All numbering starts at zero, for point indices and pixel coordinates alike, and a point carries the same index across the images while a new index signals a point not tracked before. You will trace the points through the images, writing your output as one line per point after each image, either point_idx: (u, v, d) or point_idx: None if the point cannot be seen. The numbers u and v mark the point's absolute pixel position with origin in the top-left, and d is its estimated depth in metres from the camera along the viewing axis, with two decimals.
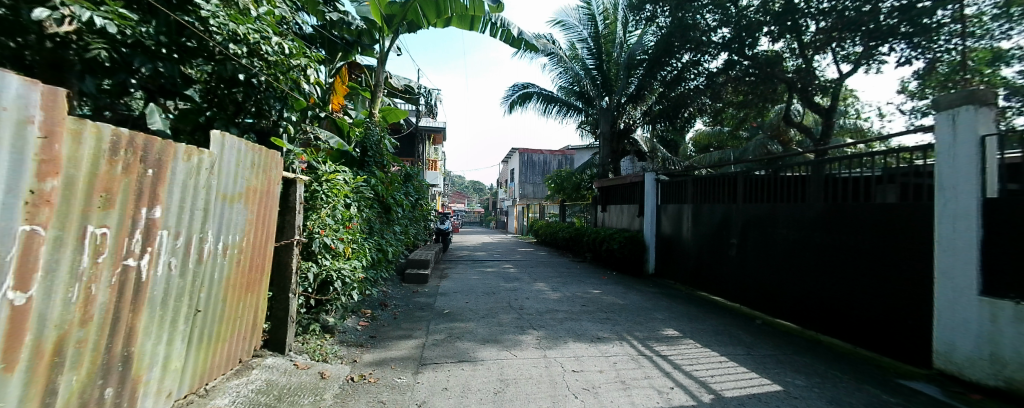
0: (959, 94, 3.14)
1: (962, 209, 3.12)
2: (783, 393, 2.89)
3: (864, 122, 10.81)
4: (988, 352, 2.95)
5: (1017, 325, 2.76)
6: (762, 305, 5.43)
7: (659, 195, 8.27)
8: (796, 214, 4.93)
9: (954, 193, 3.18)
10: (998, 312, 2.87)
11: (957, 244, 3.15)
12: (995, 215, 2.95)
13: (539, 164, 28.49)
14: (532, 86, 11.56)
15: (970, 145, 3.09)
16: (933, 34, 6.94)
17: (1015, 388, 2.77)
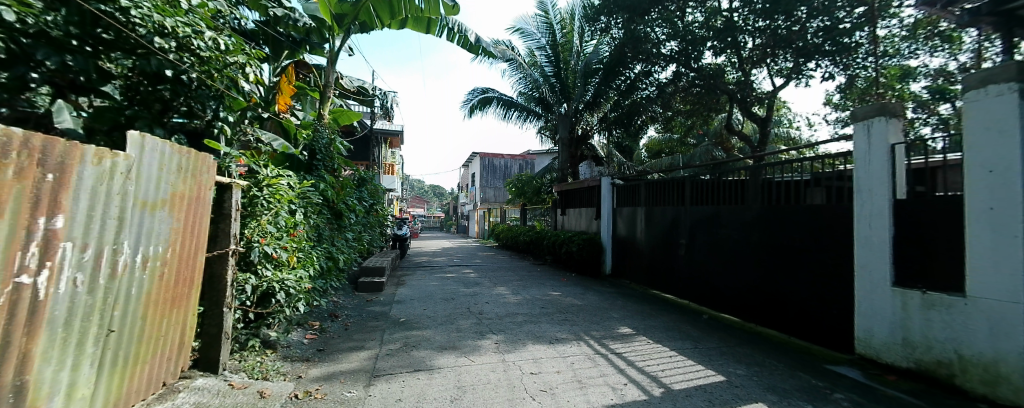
0: (874, 106, 3.58)
1: (877, 209, 3.52)
2: (727, 383, 3.08)
3: (795, 131, 11.92)
4: (900, 337, 3.33)
5: (924, 312, 3.14)
6: (708, 301, 5.78)
7: (614, 199, 8.59)
8: (737, 215, 5.31)
9: (870, 196, 3.58)
10: (909, 301, 3.25)
11: (874, 242, 3.54)
12: (904, 214, 3.38)
13: (500, 169, 28.56)
14: (491, 91, 11.64)
15: (882, 153, 3.49)
16: (853, 52, 7.77)
17: (923, 368, 3.15)
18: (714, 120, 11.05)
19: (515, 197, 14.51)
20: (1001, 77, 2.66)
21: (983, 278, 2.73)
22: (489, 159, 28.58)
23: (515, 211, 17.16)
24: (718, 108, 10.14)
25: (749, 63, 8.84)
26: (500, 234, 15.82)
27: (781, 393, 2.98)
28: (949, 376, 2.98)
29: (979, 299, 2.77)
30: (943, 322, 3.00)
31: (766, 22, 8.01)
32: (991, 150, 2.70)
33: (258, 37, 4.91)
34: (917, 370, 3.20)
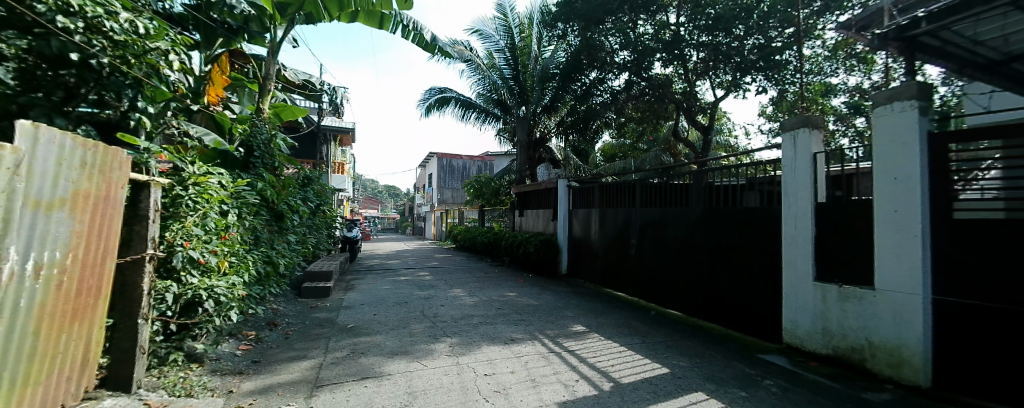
0: (799, 119, 3.96)
1: (801, 212, 3.91)
2: (671, 375, 3.27)
3: (733, 139, 12.95)
4: (820, 326, 3.72)
5: (840, 304, 3.54)
6: (656, 298, 6.11)
7: (570, 201, 8.81)
8: (682, 217, 5.66)
9: (796, 199, 3.97)
10: (827, 294, 3.64)
11: (798, 241, 3.93)
12: (826, 217, 3.78)
13: (459, 169, 28.25)
14: (449, 91, 11.53)
15: (806, 160, 3.88)
16: (783, 68, 8.68)
17: (840, 354, 3.55)
18: (664, 127, 11.73)
19: (474, 198, 14.43)
20: (903, 96, 3.08)
21: (889, 273, 3.13)
22: (447, 160, 28.19)
23: (473, 213, 17.05)
24: (665, 116, 10.77)
25: (694, 74, 9.47)
26: (457, 235, 15.64)
27: (717, 382, 3.21)
28: (861, 360, 3.38)
29: (885, 291, 3.17)
30: (856, 312, 3.40)
31: (709, 37, 8.63)
32: (896, 161, 3.10)
33: (187, 22, 4.49)
34: (835, 356, 3.60)
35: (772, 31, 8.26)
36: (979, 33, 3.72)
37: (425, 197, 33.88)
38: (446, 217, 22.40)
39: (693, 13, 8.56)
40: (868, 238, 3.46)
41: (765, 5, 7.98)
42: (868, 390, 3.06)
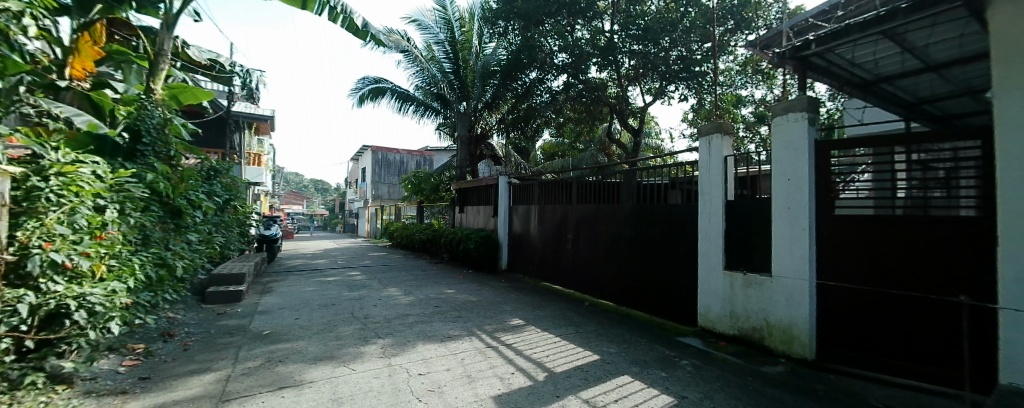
0: (713, 125, 4.41)
1: (714, 208, 4.38)
2: (601, 361, 3.49)
3: (660, 142, 14.08)
4: (728, 311, 4.20)
5: (744, 290, 4.04)
6: (590, 290, 6.45)
7: (510, 197, 8.94)
8: (614, 213, 6.02)
9: (710, 197, 4.43)
10: (734, 282, 4.14)
11: (711, 235, 4.40)
12: (735, 213, 4.28)
13: (395, 164, 27.08)
14: (384, 81, 11.04)
15: (719, 163, 4.35)
16: (701, 78, 9.47)
17: (743, 334, 4.06)
18: (599, 128, 12.37)
19: (411, 194, 13.96)
20: (795, 109, 3.60)
21: (785, 262, 3.65)
22: (383, 154, 26.92)
23: (411, 209, 16.52)
24: (601, 117, 11.44)
25: (626, 79, 10.08)
26: (394, 233, 15.03)
27: (641, 364, 3.49)
28: (760, 338, 3.90)
29: (781, 278, 3.68)
30: (758, 297, 3.91)
31: (640, 47, 9.25)
32: (791, 165, 3.61)
33: None
34: (739, 336, 4.11)
35: (692, 44, 9.11)
36: (856, 56, 4.38)
37: (358, 193, 32.03)
38: (382, 214, 21.40)
39: (625, 22, 9.20)
40: (768, 232, 3.99)
41: (686, 21, 8.80)
42: (763, 364, 3.55)
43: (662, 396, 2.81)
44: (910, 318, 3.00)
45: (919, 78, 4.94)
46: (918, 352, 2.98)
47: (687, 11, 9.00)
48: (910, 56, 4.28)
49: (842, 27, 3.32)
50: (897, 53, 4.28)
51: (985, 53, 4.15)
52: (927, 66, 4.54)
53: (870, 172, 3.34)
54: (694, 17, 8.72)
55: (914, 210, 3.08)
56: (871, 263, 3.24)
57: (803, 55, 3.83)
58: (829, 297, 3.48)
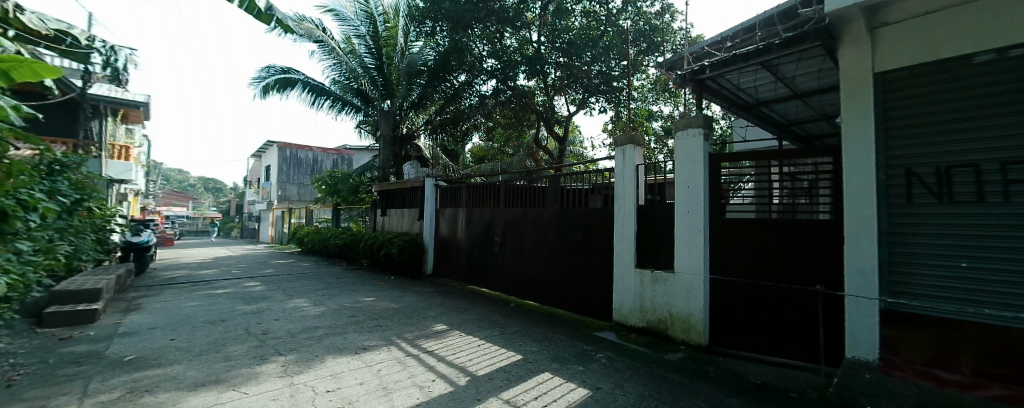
0: (625, 136, 4.82)
1: (627, 212, 4.78)
2: (523, 361, 3.59)
3: (583, 150, 14.98)
4: (638, 304, 4.62)
5: (651, 285, 4.47)
6: (516, 291, 6.59)
7: (437, 200, 8.77)
8: (539, 216, 6.23)
9: (623, 202, 4.84)
10: (643, 279, 4.56)
11: (625, 236, 4.80)
12: (647, 217, 4.73)
13: (307, 163, 24.86)
14: (294, 72, 10.19)
15: (631, 170, 4.78)
16: (617, 93, 10.34)
17: (650, 325, 4.49)
18: (527, 134, 12.77)
19: (326, 195, 12.94)
20: (693, 125, 4.12)
21: (684, 260, 4.14)
22: (292, 151, 24.45)
23: (325, 212, 15.25)
24: (529, 124, 11.76)
25: (552, 88, 10.52)
26: (305, 238, 13.72)
27: (561, 361, 3.66)
28: (665, 329, 4.35)
29: (681, 273, 4.17)
30: (663, 291, 4.37)
31: (565, 59, 9.73)
32: (690, 174, 4.11)
33: None
34: (647, 328, 4.53)
35: (610, 61, 9.83)
36: (742, 82, 5.15)
37: (262, 193, 28.64)
38: (289, 217, 19.37)
39: (551, 35, 9.67)
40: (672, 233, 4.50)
41: (605, 39, 9.54)
42: (666, 352, 3.97)
43: (579, 389, 2.99)
44: (781, 304, 3.62)
45: (789, 103, 5.96)
46: (785, 333, 3.60)
47: (606, 30, 9.77)
48: (783, 85, 5.16)
49: (732, 57, 3.86)
50: (772, 82, 5.13)
51: (834, 87, 5.17)
52: (794, 94, 5.51)
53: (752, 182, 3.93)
54: (612, 37, 9.51)
55: (783, 214, 3.71)
56: (752, 259, 3.83)
57: (700, 78, 4.39)
58: (720, 289, 4.03)
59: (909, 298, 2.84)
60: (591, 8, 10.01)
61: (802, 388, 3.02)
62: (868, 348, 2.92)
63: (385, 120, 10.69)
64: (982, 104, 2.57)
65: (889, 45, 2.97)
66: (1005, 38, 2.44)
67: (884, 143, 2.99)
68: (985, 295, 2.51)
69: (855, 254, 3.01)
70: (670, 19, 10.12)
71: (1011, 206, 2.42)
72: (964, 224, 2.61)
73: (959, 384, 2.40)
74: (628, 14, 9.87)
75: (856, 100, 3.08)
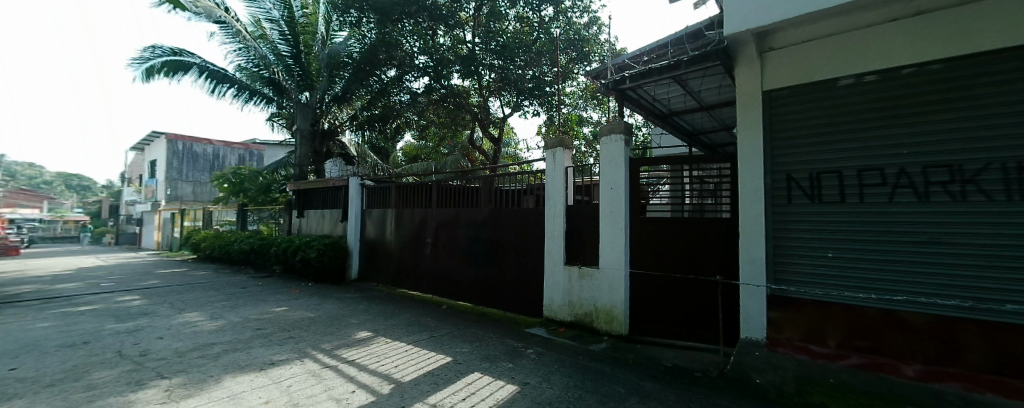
0: (555, 140, 5.04)
1: (556, 212, 5.00)
2: (452, 363, 3.57)
3: (518, 151, 15.25)
4: (567, 300, 4.86)
5: (579, 281, 4.74)
6: (448, 293, 6.52)
7: (363, 200, 8.30)
8: (472, 217, 6.22)
9: (554, 202, 5.05)
10: (571, 275, 4.81)
11: (555, 235, 5.01)
12: (575, 217, 4.97)
13: (205, 158, 22.00)
14: (188, 54, 9.12)
15: (560, 173, 5.01)
16: (548, 98, 10.66)
17: (578, 319, 4.74)
18: (462, 134, 12.68)
19: (228, 195, 11.83)
20: (615, 131, 4.45)
21: (607, 256, 4.45)
22: (188, 144, 21.34)
23: (229, 214, 13.58)
24: (463, 124, 11.70)
25: (486, 89, 10.56)
26: (203, 244, 12.07)
27: (490, 360, 3.71)
28: (590, 322, 4.63)
29: (606, 269, 4.47)
30: (589, 286, 4.65)
31: (500, 62, 9.89)
32: (613, 176, 4.44)
33: None
34: (575, 322, 4.78)
35: (543, 67, 10.16)
36: (656, 93, 5.67)
37: (146, 193, 24.52)
38: (183, 219, 16.85)
39: (485, 36, 9.81)
40: (595, 231, 4.80)
41: (537, 46, 9.86)
42: (591, 343, 4.22)
43: (507, 386, 3.06)
44: (692, 292, 4.10)
45: (696, 115, 6.71)
46: (695, 318, 4.09)
47: (539, 36, 10.09)
48: (691, 97, 5.79)
49: (648, 70, 4.21)
50: (682, 95, 5.74)
51: (731, 102, 5.94)
52: (700, 107, 6.22)
53: (667, 184, 4.37)
54: (543, 44, 9.87)
55: (690, 213, 4.17)
56: (667, 254, 4.26)
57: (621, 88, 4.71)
58: (639, 281, 4.42)
59: (790, 284, 3.37)
60: (524, 14, 10.30)
61: (705, 367, 3.44)
62: (758, 330, 3.44)
63: (303, 112, 9.89)
64: (840, 120, 3.16)
65: (773, 68, 3.53)
66: (858, 67, 3.06)
67: (770, 152, 3.52)
68: (845, 280, 3.10)
69: (749, 246, 3.53)
70: (597, 31, 10.77)
71: (863, 204, 3.02)
72: (829, 221, 3.18)
73: (826, 356, 3.02)
74: (559, 22, 10.31)
75: (751, 114, 3.59)
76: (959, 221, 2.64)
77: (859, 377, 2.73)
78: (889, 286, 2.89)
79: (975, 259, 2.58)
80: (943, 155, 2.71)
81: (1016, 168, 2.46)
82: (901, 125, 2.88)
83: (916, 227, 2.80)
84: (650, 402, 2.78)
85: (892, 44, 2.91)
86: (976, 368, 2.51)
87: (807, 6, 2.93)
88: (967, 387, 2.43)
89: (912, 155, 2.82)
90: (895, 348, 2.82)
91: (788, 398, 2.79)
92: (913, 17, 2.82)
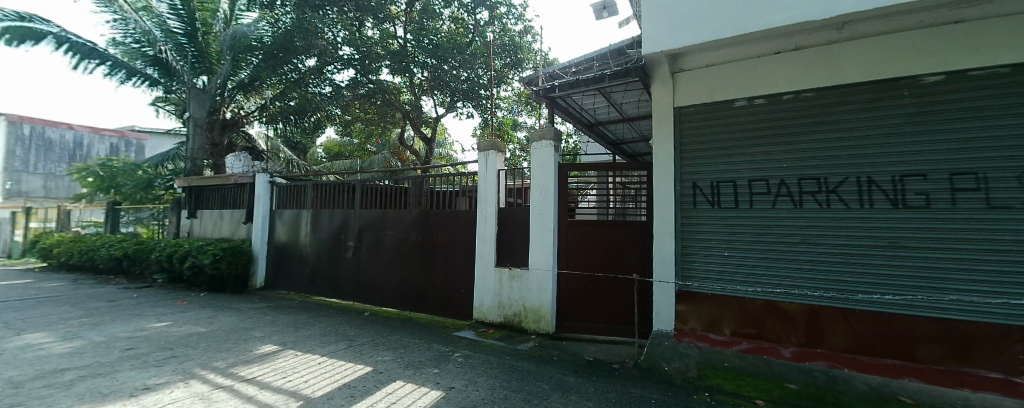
0: (488, 143, 5.07)
1: (489, 214, 5.03)
2: (371, 372, 3.39)
3: (451, 152, 15.08)
4: (497, 301, 4.91)
5: (509, 282, 4.81)
6: (371, 298, 6.20)
7: (273, 199, 7.54)
8: (400, 218, 5.99)
9: (486, 205, 5.06)
10: (501, 276, 4.87)
11: (486, 237, 5.03)
12: (506, 219, 5.03)
13: (65, 147, 18.14)
14: (40, 22, 7.63)
15: (492, 175, 5.05)
16: (481, 101, 10.68)
17: (507, 320, 4.81)
18: (391, 132, 12.22)
19: (97, 189, 10.07)
20: (545, 137, 4.63)
21: (537, 257, 4.59)
22: (39, 127, 17.43)
23: (96, 214, 11.38)
24: (393, 121, 11.23)
25: (418, 87, 10.30)
26: (55, 249, 9.95)
27: (414, 366, 3.60)
28: (519, 322, 4.73)
29: (535, 270, 4.60)
30: (519, 287, 4.74)
31: (433, 60, 9.75)
32: (543, 180, 4.60)
33: None
34: (504, 323, 4.85)
35: (477, 69, 10.09)
36: (582, 103, 6.01)
37: None
38: (26, 219, 13.67)
39: (418, 33, 9.61)
40: (525, 234, 4.90)
41: (471, 48, 9.85)
42: (519, 343, 4.32)
43: (431, 392, 2.99)
44: (614, 290, 4.44)
45: (619, 125, 7.26)
46: (616, 313, 4.42)
47: (473, 39, 10.11)
48: (614, 109, 6.25)
49: (576, 80, 4.44)
50: (606, 106, 6.16)
51: (648, 115, 6.52)
52: (622, 118, 6.73)
53: (594, 188, 4.56)
54: (478, 47, 9.92)
55: (613, 216, 4.49)
56: (592, 254, 4.54)
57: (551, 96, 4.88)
58: (566, 281, 4.62)
59: (693, 280, 3.80)
60: (459, 15, 10.29)
61: (622, 359, 3.74)
62: (668, 321, 3.84)
63: (195, 98, 8.64)
64: (737, 136, 3.65)
65: (684, 86, 3.94)
66: (751, 90, 3.57)
67: (680, 162, 3.92)
68: (737, 275, 3.58)
69: (661, 246, 3.92)
70: (531, 40, 11.10)
71: (752, 210, 3.52)
72: (725, 224, 3.65)
73: (723, 343, 3.49)
74: (493, 27, 10.46)
75: (664, 128, 3.98)
76: (818, 224, 3.23)
77: (746, 360, 3.23)
78: (770, 280, 3.41)
79: (826, 256, 3.18)
80: (812, 169, 3.28)
81: (865, 182, 3.06)
82: (781, 144, 3.42)
83: (788, 229, 3.35)
84: (571, 396, 2.93)
85: (777, 72, 3.46)
86: (835, 347, 3.07)
87: (709, 33, 3.33)
88: (830, 364, 2.98)
89: (790, 169, 3.37)
90: (776, 333, 3.33)
91: (689, 382, 3.13)
92: (791, 51, 3.38)
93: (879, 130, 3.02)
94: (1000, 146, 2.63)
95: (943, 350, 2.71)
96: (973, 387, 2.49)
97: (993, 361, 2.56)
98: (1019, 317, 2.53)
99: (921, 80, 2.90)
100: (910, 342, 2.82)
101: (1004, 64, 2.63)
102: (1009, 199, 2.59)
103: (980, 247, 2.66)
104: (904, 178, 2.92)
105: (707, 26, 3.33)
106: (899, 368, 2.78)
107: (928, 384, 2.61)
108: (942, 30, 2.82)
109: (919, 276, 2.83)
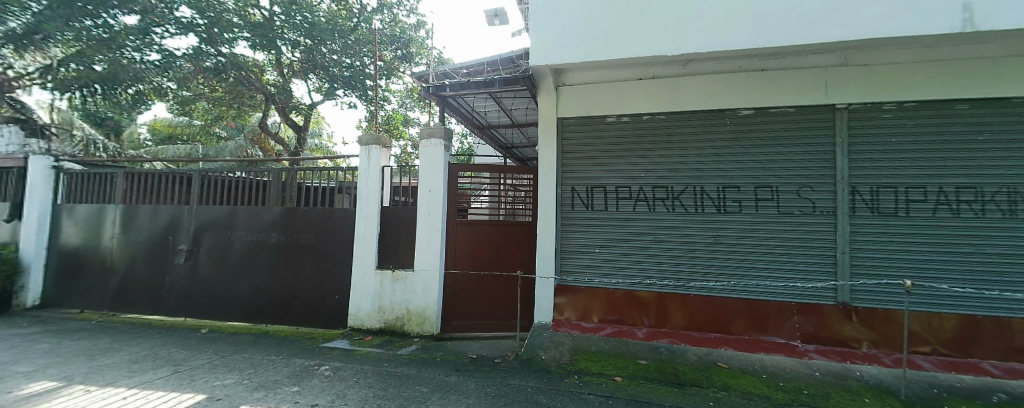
0: (372, 137, 4.76)
1: (371, 213, 4.72)
2: (206, 400, 2.86)
3: (329, 145, 13.63)
4: (377, 305, 4.65)
5: (392, 284, 4.60)
6: (212, 312, 5.22)
7: (60, 192, 5.77)
8: (254, 217, 5.18)
9: (368, 203, 4.74)
10: (384, 278, 4.63)
11: (367, 238, 4.71)
12: (392, 218, 4.79)
13: None
14: None
15: (376, 171, 4.75)
16: (366, 92, 9.90)
17: (389, 325, 4.59)
18: (250, 116, 10.55)
19: None
20: (435, 136, 4.58)
21: (423, 257, 4.49)
22: None
23: None
24: (252, 104, 9.70)
25: (286, 68, 9.10)
26: None
27: (269, 386, 3.17)
28: (402, 326, 4.56)
29: (420, 270, 4.49)
30: (402, 289, 4.57)
31: (308, 41, 8.79)
32: (432, 179, 4.53)
33: None
34: (385, 328, 4.61)
35: (363, 57, 9.36)
36: (473, 105, 6.10)
37: None
38: None
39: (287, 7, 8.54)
40: (410, 234, 4.73)
41: (355, 33, 9.09)
42: (401, 347, 4.17)
43: None
44: (498, 288, 4.64)
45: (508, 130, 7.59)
46: (497, 310, 4.64)
47: (357, 23, 9.36)
48: (504, 114, 6.50)
49: (466, 82, 4.50)
50: (497, 110, 6.38)
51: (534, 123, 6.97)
52: (511, 123, 7.05)
53: (486, 189, 4.67)
54: (362, 33, 9.22)
55: (500, 216, 4.68)
56: (477, 254, 4.66)
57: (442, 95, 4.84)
58: (451, 282, 4.62)
59: (568, 275, 4.20)
60: None
61: (503, 353, 3.93)
62: (547, 314, 4.17)
63: None
64: (608, 149, 4.17)
65: (567, 99, 4.33)
66: (620, 108, 4.13)
67: (559, 168, 4.30)
68: (603, 270, 4.10)
69: (543, 244, 4.24)
70: (423, 35, 10.79)
71: (618, 212, 4.08)
72: (596, 224, 4.14)
73: (591, 330, 3.97)
74: (382, 15, 9.87)
75: (548, 136, 4.32)
76: (663, 224, 3.91)
77: (609, 343, 3.75)
78: (631, 272, 4.00)
79: (669, 251, 3.88)
80: (660, 180, 3.96)
81: (699, 192, 3.83)
82: (641, 157, 4.05)
83: (643, 229, 3.98)
84: (449, 395, 2.96)
85: (638, 96, 4.08)
86: (676, 325, 3.78)
87: (585, 55, 3.74)
88: (672, 341, 3.70)
89: (644, 178, 4.01)
90: (634, 317, 3.92)
91: (562, 367, 3.47)
92: (649, 79, 4.04)
93: (707, 151, 3.83)
94: (781, 169, 3.61)
95: (746, 323, 3.58)
96: (766, 351, 3.41)
97: (779, 329, 3.49)
98: (791, 295, 3.51)
99: (737, 113, 3.77)
100: (726, 318, 3.64)
101: (789, 105, 3.61)
102: (790, 206, 3.56)
103: (764, 242, 3.60)
104: (724, 190, 3.75)
105: (582, 49, 3.75)
106: (719, 340, 3.59)
107: (738, 351, 3.45)
108: (751, 75, 3.71)
109: (730, 265, 3.69)
